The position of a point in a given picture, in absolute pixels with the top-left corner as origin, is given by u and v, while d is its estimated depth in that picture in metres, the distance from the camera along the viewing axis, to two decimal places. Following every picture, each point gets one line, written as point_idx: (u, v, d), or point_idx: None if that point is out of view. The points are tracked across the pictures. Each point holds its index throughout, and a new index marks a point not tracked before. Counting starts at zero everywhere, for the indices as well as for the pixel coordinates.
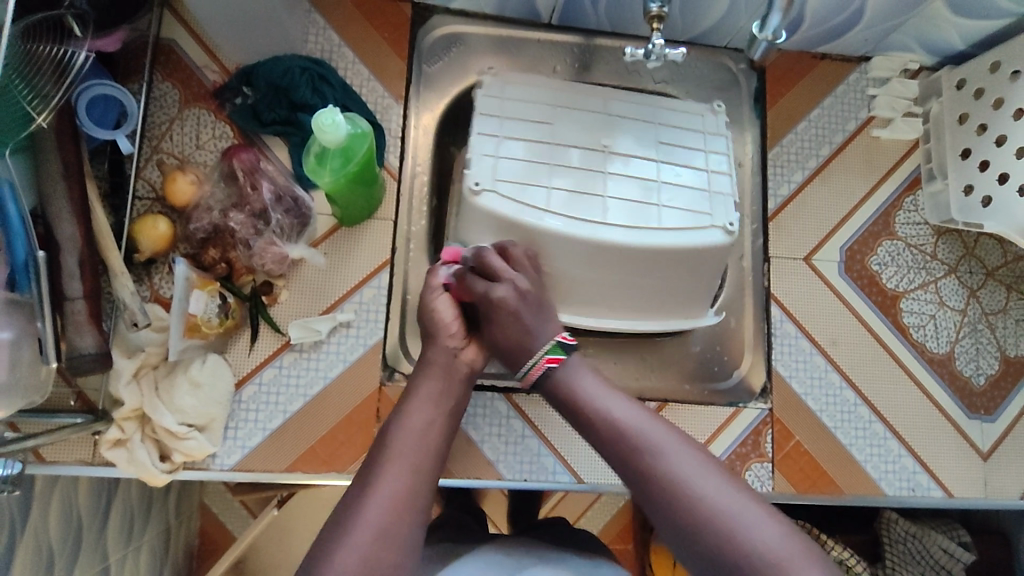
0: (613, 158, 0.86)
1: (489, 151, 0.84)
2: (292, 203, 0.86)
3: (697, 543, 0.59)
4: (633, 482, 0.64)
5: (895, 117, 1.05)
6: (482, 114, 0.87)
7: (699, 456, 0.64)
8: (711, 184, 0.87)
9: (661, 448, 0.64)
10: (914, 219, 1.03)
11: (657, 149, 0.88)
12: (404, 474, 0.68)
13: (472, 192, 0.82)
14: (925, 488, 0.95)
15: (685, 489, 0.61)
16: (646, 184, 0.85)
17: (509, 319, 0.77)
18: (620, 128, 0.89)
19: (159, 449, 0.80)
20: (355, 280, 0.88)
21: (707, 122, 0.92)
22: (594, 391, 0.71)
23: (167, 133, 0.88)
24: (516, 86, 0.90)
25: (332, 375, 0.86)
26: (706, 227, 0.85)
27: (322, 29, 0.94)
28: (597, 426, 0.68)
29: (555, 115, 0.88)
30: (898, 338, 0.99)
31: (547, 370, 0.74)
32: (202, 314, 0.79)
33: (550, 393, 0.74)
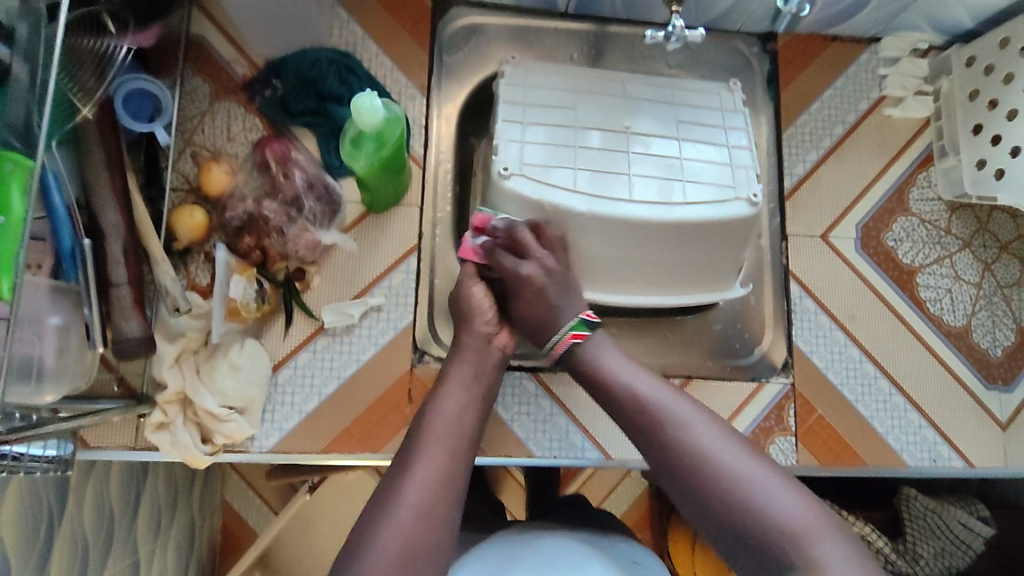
0: (636, 138, 0.88)
1: (514, 137, 0.86)
2: (324, 191, 0.88)
3: (713, 507, 0.65)
4: (653, 454, 0.70)
5: (906, 96, 1.07)
6: (506, 103, 0.89)
7: (718, 428, 0.69)
8: (732, 159, 0.88)
9: (679, 420, 0.70)
10: (928, 195, 1.05)
11: (677, 127, 0.90)
12: (438, 456, 0.72)
13: (501, 177, 0.83)
14: (946, 458, 0.97)
15: (706, 460, 0.67)
16: (668, 162, 0.87)
17: (536, 295, 0.82)
18: (639, 110, 0.91)
19: (201, 432, 0.81)
20: (384, 266, 0.90)
21: (724, 102, 0.93)
22: (616, 369, 0.77)
23: (199, 126, 0.90)
24: (536, 74, 0.92)
25: (365, 358, 0.88)
26: (731, 199, 0.86)
27: (344, 22, 0.96)
28: (623, 402, 0.74)
29: (576, 102, 0.90)
30: (915, 312, 1.01)
31: (571, 345, 0.80)
32: (241, 298, 0.82)
33: (574, 371, 0.81)
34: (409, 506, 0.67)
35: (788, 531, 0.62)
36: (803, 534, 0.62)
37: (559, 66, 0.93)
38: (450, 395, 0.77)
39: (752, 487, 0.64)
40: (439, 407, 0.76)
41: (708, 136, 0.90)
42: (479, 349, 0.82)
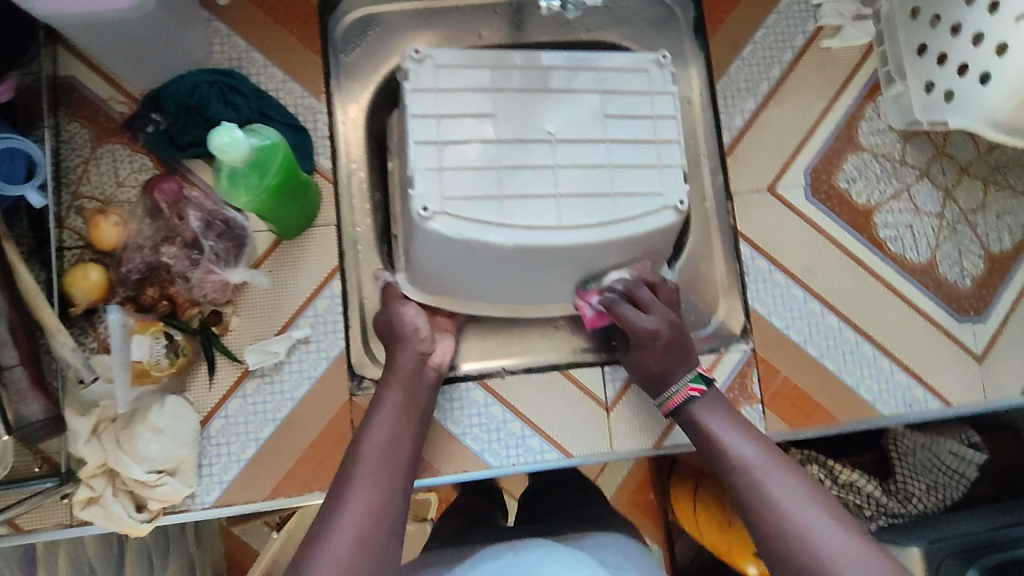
0: (560, 146, 0.77)
1: (431, 163, 0.74)
2: (224, 226, 0.81)
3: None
4: (756, 522, 0.68)
5: (844, 24, 0.98)
6: (414, 115, 0.75)
7: (811, 498, 0.67)
8: (660, 159, 0.78)
9: (777, 486, 0.68)
10: (878, 127, 0.98)
11: (603, 125, 0.78)
12: (370, 492, 0.66)
13: (422, 218, 0.73)
14: (923, 401, 0.94)
15: (795, 527, 0.65)
16: (594, 172, 0.77)
17: (661, 350, 0.80)
18: (557, 105, 0.78)
19: (134, 500, 0.78)
20: (305, 294, 0.85)
21: (653, 83, 0.80)
22: (727, 434, 0.75)
23: (84, 176, 0.84)
24: (446, 73, 0.77)
25: (300, 395, 0.83)
26: (658, 209, 0.77)
27: (224, 37, 0.88)
28: (730, 466, 0.73)
29: (495, 104, 0.76)
30: (876, 255, 0.95)
31: (690, 398, 0.79)
32: (148, 358, 0.74)
33: (686, 427, 0.79)
34: (342, 540, 0.61)
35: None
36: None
37: (474, 53, 0.77)
38: (382, 421, 0.74)
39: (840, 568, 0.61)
40: (372, 431, 0.72)
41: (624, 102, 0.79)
42: (412, 371, 0.78)
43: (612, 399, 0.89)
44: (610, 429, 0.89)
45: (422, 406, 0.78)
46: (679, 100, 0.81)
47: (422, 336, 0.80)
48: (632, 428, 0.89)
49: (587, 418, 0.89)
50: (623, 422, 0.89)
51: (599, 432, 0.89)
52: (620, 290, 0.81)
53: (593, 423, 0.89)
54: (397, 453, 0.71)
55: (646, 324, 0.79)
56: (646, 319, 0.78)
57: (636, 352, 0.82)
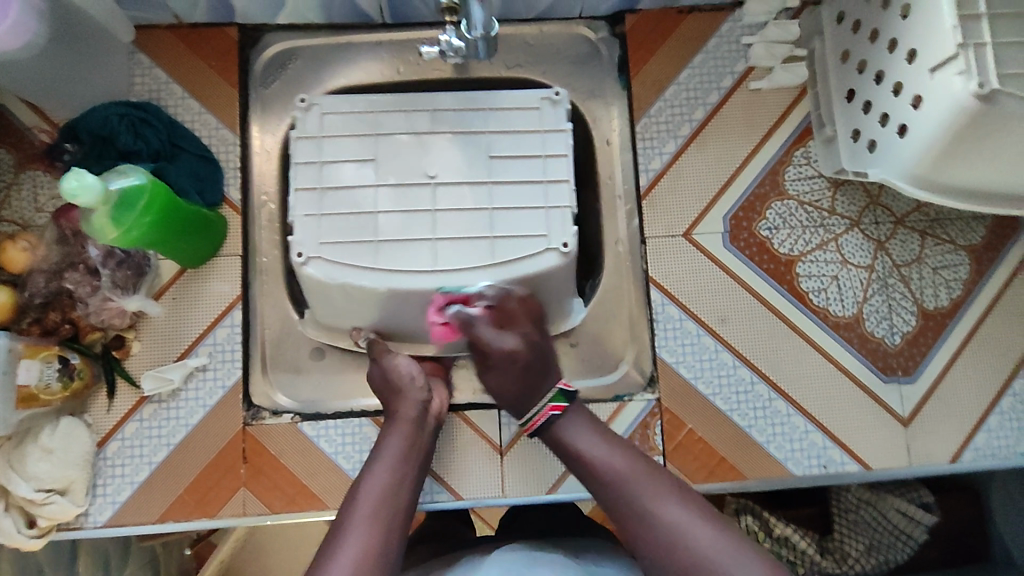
0: (441, 189, 0.82)
1: (310, 210, 0.81)
2: (125, 256, 0.84)
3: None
4: (632, 536, 0.66)
5: (775, 66, 0.95)
6: (300, 163, 0.82)
7: (682, 502, 0.66)
8: (548, 201, 0.81)
9: (647, 492, 0.67)
10: (806, 172, 0.94)
11: (489, 167, 0.82)
12: (371, 542, 0.63)
13: (297, 263, 0.79)
14: (839, 463, 0.89)
15: (675, 538, 0.64)
16: (476, 216, 0.81)
17: (518, 371, 0.76)
18: (439, 149, 0.83)
19: (26, 516, 0.81)
20: (206, 323, 0.87)
21: (545, 119, 0.83)
22: (597, 450, 0.71)
23: (6, 200, 0.88)
24: (334, 116, 0.83)
25: (194, 421, 0.86)
26: (541, 251, 0.80)
27: (147, 68, 0.91)
28: (602, 478, 0.70)
29: (376, 149, 0.82)
30: (797, 307, 0.92)
31: (550, 419, 0.75)
32: (37, 382, 0.77)
33: (555, 448, 0.74)
34: None
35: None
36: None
37: (360, 102, 0.84)
38: (379, 468, 0.71)
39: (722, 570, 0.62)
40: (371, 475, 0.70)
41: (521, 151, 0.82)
42: (416, 419, 0.77)
43: (505, 442, 0.88)
44: (503, 472, 0.88)
45: (421, 455, 0.75)
46: (572, 137, 0.83)
47: (419, 384, 0.79)
48: (525, 475, 0.87)
49: (479, 460, 0.88)
50: (515, 467, 0.88)
51: (491, 476, 0.87)
52: (484, 304, 0.78)
53: (485, 466, 0.88)
54: (398, 502, 0.68)
55: (502, 343, 0.76)
56: (502, 339, 0.75)
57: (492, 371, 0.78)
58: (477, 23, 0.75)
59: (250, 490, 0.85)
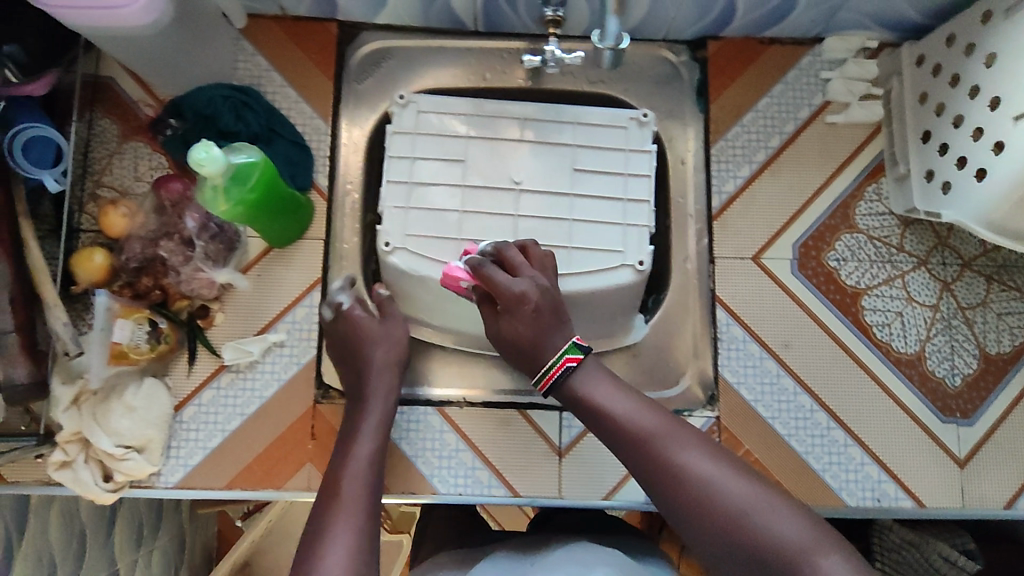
0: (525, 195, 0.84)
1: (399, 202, 0.83)
2: (217, 229, 0.88)
3: (703, 529, 0.63)
4: (657, 486, 0.67)
5: (853, 101, 0.97)
6: (393, 156, 0.85)
7: (706, 453, 0.67)
8: (626, 218, 0.83)
9: (671, 445, 0.67)
10: (877, 209, 0.96)
11: (571, 179, 0.84)
12: (351, 533, 0.67)
13: (384, 253, 0.82)
14: (893, 498, 0.89)
15: (702, 487, 0.64)
16: (555, 225, 0.83)
17: (531, 317, 0.76)
18: (529, 155, 0.86)
19: (103, 469, 0.84)
20: (286, 301, 0.91)
21: (632, 139, 0.86)
22: (621, 406, 0.72)
23: (108, 167, 0.92)
24: (427, 115, 0.86)
25: (268, 394, 0.89)
26: (616, 266, 0.82)
27: (249, 55, 0.95)
28: (624, 434, 0.70)
29: (467, 149, 0.85)
30: (859, 338, 0.93)
31: (567, 370, 0.75)
32: (128, 341, 0.82)
33: (575, 408, 0.74)
34: None
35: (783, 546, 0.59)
36: (798, 556, 0.59)
37: (454, 104, 0.87)
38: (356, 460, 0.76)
39: (751, 519, 0.61)
40: (349, 473, 0.75)
41: (606, 166, 0.85)
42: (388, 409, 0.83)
43: (565, 445, 0.90)
44: (561, 474, 0.90)
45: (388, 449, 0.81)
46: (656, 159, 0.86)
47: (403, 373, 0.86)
48: (580, 478, 0.89)
49: (538, 460, 0.90)
50: (573, 470, 0.90)
51: (549, 477, 0.89)
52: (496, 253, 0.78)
53: (543, 465, 0.90)
54: (370, 498, 0.73)
55: (516, 289, 0.75)
56: (516, 284, 0.75)
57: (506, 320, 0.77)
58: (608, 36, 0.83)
59: (315, 466, 0.88)
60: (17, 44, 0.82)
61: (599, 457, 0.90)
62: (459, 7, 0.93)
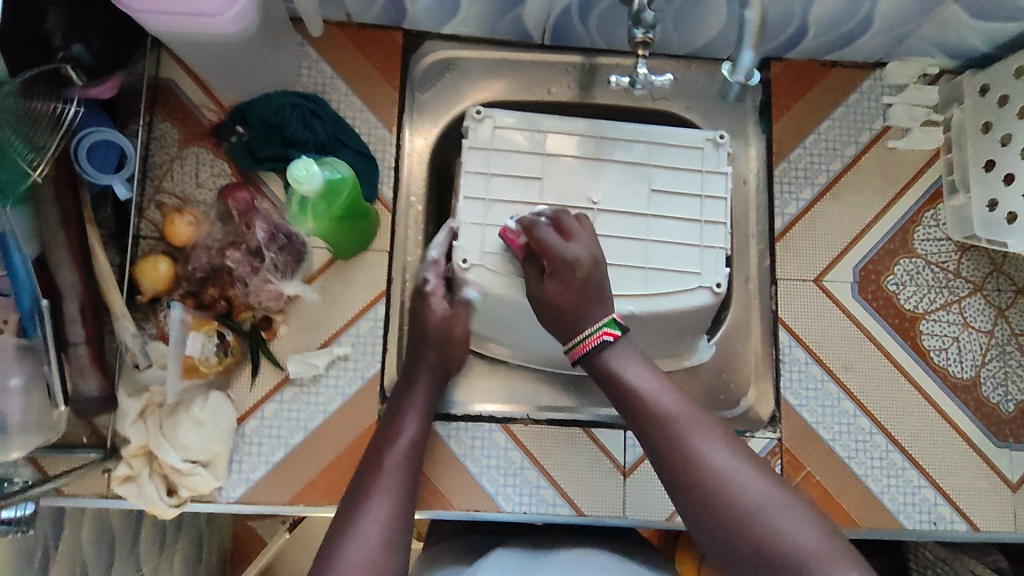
0: (601, 216, 0.84)
1: (475, 219, 0.84)
2: (286, 240, 0.86)
3: (713, 521, 0.62)
4: (672, 471, 0.66)
5: (913, 127, 0.98)
6: (467, 173, 0.85)
7: (729, 448, 0.65)
8: (703, 240, 0.84)
9: (694, 434, 0.66)
10: (935, 234, 0.97)
11: (649, 199, 0.85)
12: (386, 510, 0.70)
13: (461, 269, 0.83)
14: (948, 520, 0.91)
15: (720, 482, 0.63)
16: (633, 245, 0.83)
17: (579, 282, 0.76)
18: (606, 174, 0.86)
19: (167, 484, 0.83)
20: (350, 315, 0.90)
21: (706, 161, 0.86)
22: (647, 386, 0.70)
23: (168, 173, 0.90)
24: (502, 134, 0.86)
25: (332, 408, 0.88)
26: (693, 288, 0.83)
27: (314, 62, 0.93)
28: (647, 415, 0.69)
29: (543, 168, 0.85)
30: (917, 362, 0.94)
31: (604, 342, 0.73)
32: (199, 354, 0.83)
33: (597, 379, 0.73)
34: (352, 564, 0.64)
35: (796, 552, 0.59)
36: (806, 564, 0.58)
37: (528, 121, 0.86)
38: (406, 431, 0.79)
39: (764, 520, 0.60)
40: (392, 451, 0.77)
41: (680, 188, 0.85)
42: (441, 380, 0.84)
43: (629, 464, 0.90)
44: (626, 493, 0.90)
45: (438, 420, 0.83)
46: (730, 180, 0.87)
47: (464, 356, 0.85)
48: (644, 497, 0.90)
49: (602, 479, 0.90)
50: (637, 489, 0.90)
51: (613, 496, 0.90)
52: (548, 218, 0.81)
53: (606, 484, 0.90)
54: (412, 470, 0.76)
55: (568, 252, 0.77)
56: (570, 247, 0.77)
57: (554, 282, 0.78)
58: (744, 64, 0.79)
59: None
60: (83, 45, 0.80)
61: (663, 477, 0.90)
62: (531, 21, 0.92)
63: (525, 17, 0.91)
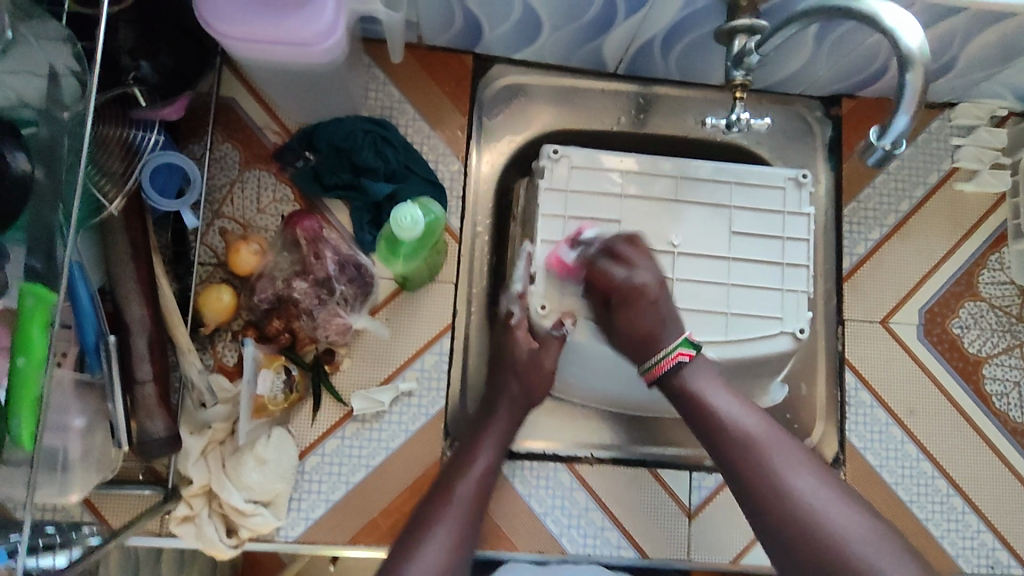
0: (681, 260, 0.82)
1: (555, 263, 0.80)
2: (355, 272, 0.84)
3: (799, 557, 0.58)
4: (755, 498, 0.62)
5: (982, 169, 0.97)
6: (545, 215, 0.82)
7: (821, 483, 0.61)
8: (785, 283, 0.82)
9: (782, 462, 0.62)
10: (999, 278, 0.97)
11: (729, 242, 0.83)
12: (453, 532, 0.69)
13: (539, 317, 0.79)
14: (1006, 566, 0.91)
15: (808, 514, 0.58)
16: (714, 289, 0.82)
17: (649, 308, 0.75)
18: (685, 218, 0.84)
19: (226, 524, 0.79)
20: (415, 348, 0.87)
21: (788, 200, 0.85)
22: (730, 409, 0.67)
23: (228, 197, 0.86)
24: (581, 171, 0.83)
25: (395, 445, 0.85)
26: (775, 333, 0.81)
27: (381, 84, 0.90)
28: (727, 438, 0.65)
29: (621, 213, 0.83)
30: (979, 407, 0.94)
31: (680, 363, 0.70)
32: (268, 393, 0.80)
33: (675, 399, 0.70)
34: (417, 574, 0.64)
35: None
36: None
37: (606, 159, 0.84)
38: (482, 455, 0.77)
39: (860, 559, 0.55)
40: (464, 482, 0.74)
41: (761, 229, 0.84)
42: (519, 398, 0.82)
43: (694, 506, 0.89)
44: (690, 534, 0.89)
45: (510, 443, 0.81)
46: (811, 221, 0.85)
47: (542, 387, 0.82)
48: (710, 540, 0.88)
49: (667, 520, 0.89)
50: (702, 531, 0.89)
51: (678, 538, 0.88)
52: (603, 245, 0.78)
53: (671, 525, 0.89)
54: (484, 492, 0.74)
55: (634, 279, 0.76)
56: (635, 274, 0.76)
57: (622, 310, 0.75)
58: (891, 134, 0.57)
59: None
60: (150, 62, 0.75)
61: (728, 520, 0.89)
62: (608, 51, 0.89)
63: (605, 47, 0.88)
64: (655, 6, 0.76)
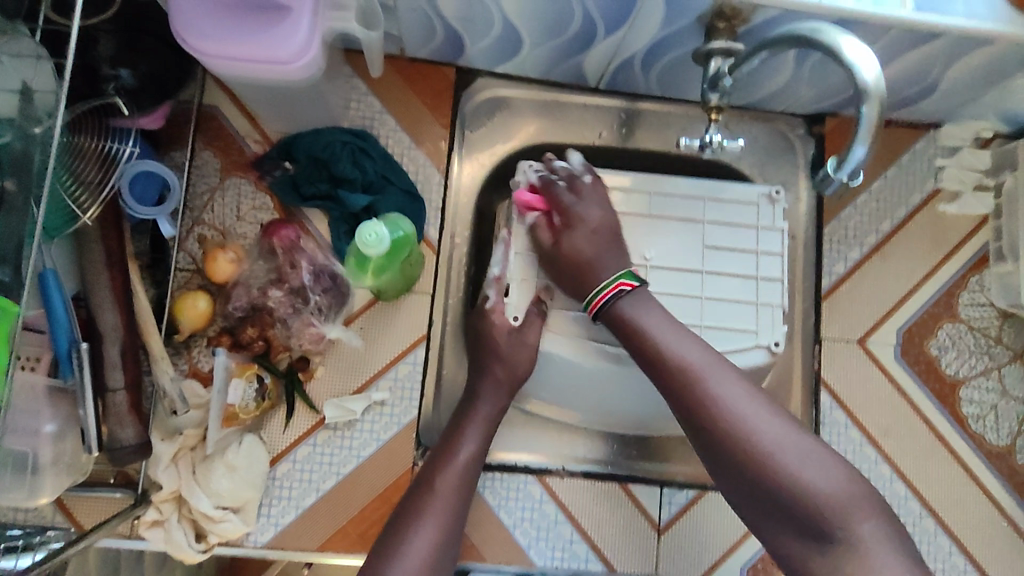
0: (653, 276, 0.82)
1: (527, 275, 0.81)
2: (331, 282, 0.84)
3: (733, 465, 0.63)
4: (692, 418, 0.65)
5: (964, 191, 0.98)
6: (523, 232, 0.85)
7: (752, 395, 0.65)
8: (759, 296, 0.83)
9: (716, 380, 0.65)
10: (979, 299, 0.96)
11: (702, 257, 0.83)
12: (435, 530, 0.70)
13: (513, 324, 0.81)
14: None
15: (743, 427, 0.62)
16: (686, 303, 0.82)
17: (591, 237, 0.77)
18: (659, 234, 0.84)
19: (195, 529, 0.80)
20: (389, 358, 0.88)
21: (762, 217, 0.85)
22: (663, 335, 0.70)
23: (207, 204, 0.87)
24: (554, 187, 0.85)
25: (366, 454, 0.86)
26: (750, 347, 0.82)
27: (362, 95, 0.91)
28: (664, 361, 0.68)
29: None
30: (954, 428, 0.94)
31: (621, 293, 0.73)
32: (239, 402, 0.79)
33: (612, 325, 0.73)
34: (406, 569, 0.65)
35: (830, 509, 0.58)
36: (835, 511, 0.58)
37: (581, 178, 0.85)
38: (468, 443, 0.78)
39: (790, 463, 0.61)
40: (447, 471, 0.75)
41: (736, 247, 0.84)
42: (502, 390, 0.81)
43: (664, 521, 0.89)
44: (658, 549, 0.89)
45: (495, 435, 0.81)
46: (785, 236, 0.85)
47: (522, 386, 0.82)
48: (678, 555, 0.89)
49: (637, 535, 0.89)
50: (671, 547, 0.89)
51: (647, 552, 0.88)
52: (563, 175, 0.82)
53: (640, 539, 0.89)
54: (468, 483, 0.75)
55: (585, 210, 0.79)
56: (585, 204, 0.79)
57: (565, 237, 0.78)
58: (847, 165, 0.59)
59: None
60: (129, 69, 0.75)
61: (696, 535, 0.89)
62: (589, 67, 0.90)
63: (586, 63, 0.89)
64: (634, 25, 0.77)
